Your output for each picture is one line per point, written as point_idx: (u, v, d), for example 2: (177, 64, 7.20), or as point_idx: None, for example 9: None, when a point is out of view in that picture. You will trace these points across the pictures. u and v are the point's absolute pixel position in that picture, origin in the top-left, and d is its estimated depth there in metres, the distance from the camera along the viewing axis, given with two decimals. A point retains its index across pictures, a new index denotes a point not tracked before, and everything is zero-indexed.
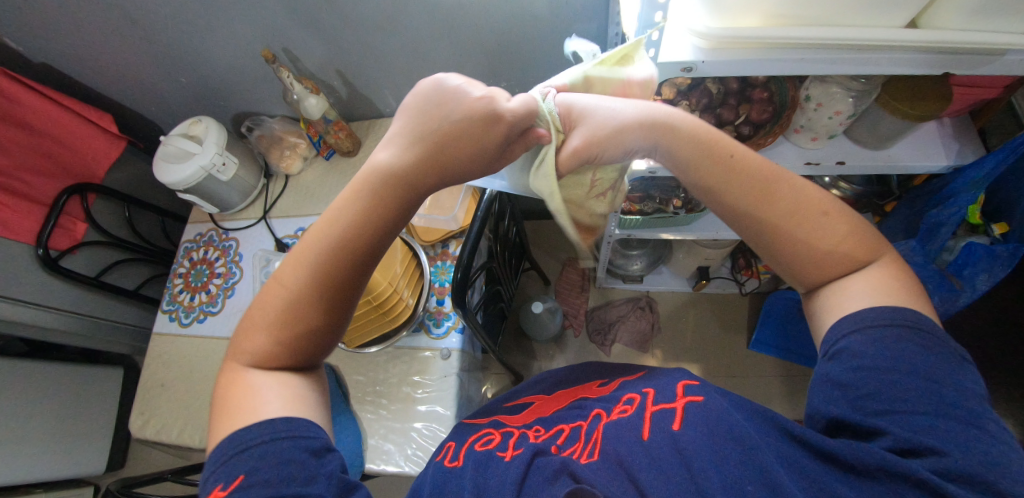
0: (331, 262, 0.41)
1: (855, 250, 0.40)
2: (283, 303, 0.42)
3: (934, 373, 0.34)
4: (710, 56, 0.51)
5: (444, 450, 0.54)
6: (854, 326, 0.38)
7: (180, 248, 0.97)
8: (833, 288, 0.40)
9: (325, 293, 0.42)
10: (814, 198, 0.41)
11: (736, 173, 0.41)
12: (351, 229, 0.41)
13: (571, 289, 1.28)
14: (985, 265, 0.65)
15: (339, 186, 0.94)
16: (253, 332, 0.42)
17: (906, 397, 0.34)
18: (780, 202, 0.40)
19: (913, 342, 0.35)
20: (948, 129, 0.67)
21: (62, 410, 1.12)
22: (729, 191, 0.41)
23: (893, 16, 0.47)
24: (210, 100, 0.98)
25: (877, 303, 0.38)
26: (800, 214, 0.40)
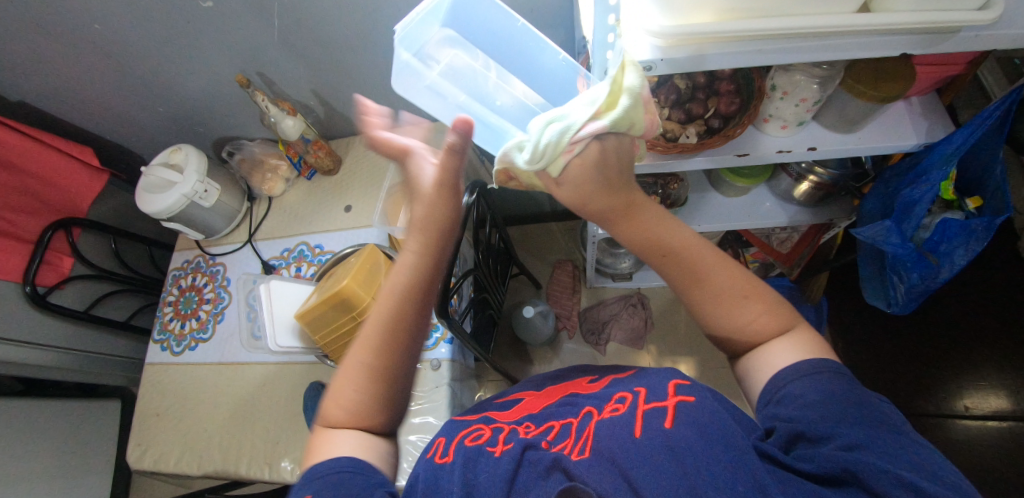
0: (392, 332, 0.48)
1: (771, 327, 0.43)
2: (357, 374, 0.47)
3: (862, 398, 0.38)
4: (667, 53, 0.52)
5: (433, 445, 0.53)
6: (796, 370, 0.41)
7: (168, 277, 0.98)
8: (756, 354, 0.44)
9: (390, 358, 0.47)
10: (740, 282, 0.44)
11: (667, 248, 0.45)
12: (401, 299, 0.48)
13: (562, 291, 1.28)
14: (962, 239, 0.65)
15: (321, 204, 0.95)
16: (331, 405, 0.47)
17: (849, 416, 0.37)
18: (709, 286, 0.44)
19: (842, 379, 0.39)
20: (916, 108, 0.67)
21: (61, 446, 1.12)
22: (666, 272, 0.46)
23: (844, 1, 0.48)
24: (189, 127, 0.99)
25: (799, 361, 0.41)
26: (725, 296, 0.44)
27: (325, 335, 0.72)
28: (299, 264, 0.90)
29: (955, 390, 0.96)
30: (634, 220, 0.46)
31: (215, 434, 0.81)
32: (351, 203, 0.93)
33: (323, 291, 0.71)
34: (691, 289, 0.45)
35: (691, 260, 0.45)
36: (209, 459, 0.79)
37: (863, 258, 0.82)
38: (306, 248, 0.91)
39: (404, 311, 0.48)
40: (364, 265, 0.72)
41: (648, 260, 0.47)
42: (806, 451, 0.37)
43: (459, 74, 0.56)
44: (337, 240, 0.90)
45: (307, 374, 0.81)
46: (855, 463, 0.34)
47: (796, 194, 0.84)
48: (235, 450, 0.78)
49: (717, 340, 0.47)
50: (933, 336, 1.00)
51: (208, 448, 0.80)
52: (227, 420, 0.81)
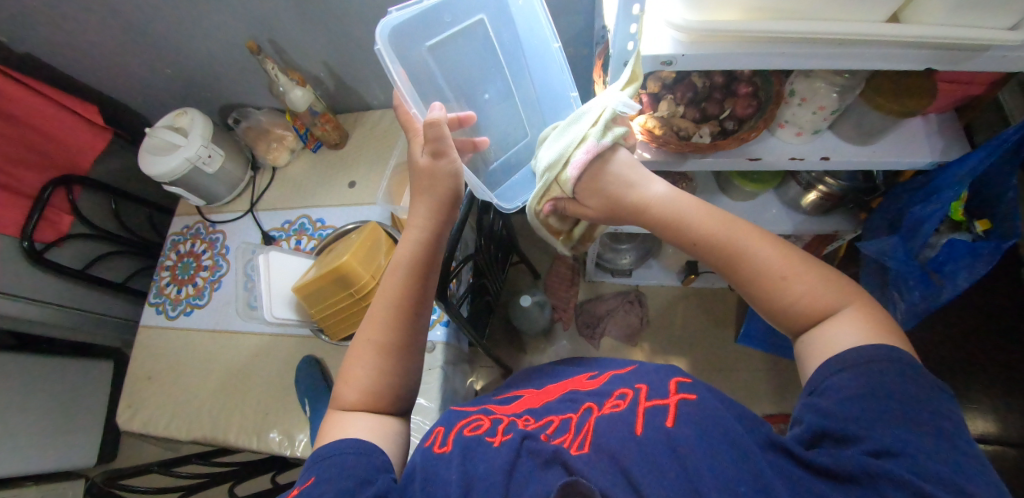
0: (395, 318, 0.53)
1: (822, 302, 0.41)
2: (367, 359, 0.52)
3: (911, 397, 0.34)
4: (689, 49, 0.51)
5: (433, 435, 0.53)
6: (839, 362, 0.38)
7: (168, 241, 0.97)
8: (809, 335, 0.42)
9: (399, 343, 0.52)
10: (784, 258, 0.43)
11: (700, 230, 0.47)
12: (401, 289, 0.53)
13: (561, 282, 1.27)
14: (967, 261, 0.65)
15: (325, 179, 0.94)
16: (343, 389, 0.52)
17: (886, 417, 0.34)
18: (750, 265, 0.44)
19: (894, 374, 0.35)
20: (933, 125, 0.67)
21: (51, 403, 1.13)
22: (704, 254, 0.47)
23: (875, 10, 0.47)
24: (195, 91, 0.97)
25: (868, 341, 0.38)
26: (766, 274, 0.43)
27: (321, 309, 0.72)
28: (299, 237, 0.89)
29: None
30: (646, 204, 0.50)
31: (206, 401, 0.81)
32: (355, 179, 0.92)
33: (322, 266, 0.71)
34: (740, 263, 0.45)
35: (741, 237, 0.45)
36: (199, 425, 0.79)
37: (864, 272, 0.82)
38: (307, 221, 0.90)
39: (405, 297, 0.53)
40: (363, 243, 0.71)
41: (681, 247, 0.49)
42: (829, 451, 0.35)
43: (458, 56, 0.59)
44: (339, 216, 0.89)
45: (301, 347, 0.81)
46: (881, 470, 0.32)
47: (803, 203, 0.84)
48: (226, 417, 0.79)
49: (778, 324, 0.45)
50: (925, 354, 1.01)
51: (199, 414, 0.80)
52: (220, 387, 0.81)
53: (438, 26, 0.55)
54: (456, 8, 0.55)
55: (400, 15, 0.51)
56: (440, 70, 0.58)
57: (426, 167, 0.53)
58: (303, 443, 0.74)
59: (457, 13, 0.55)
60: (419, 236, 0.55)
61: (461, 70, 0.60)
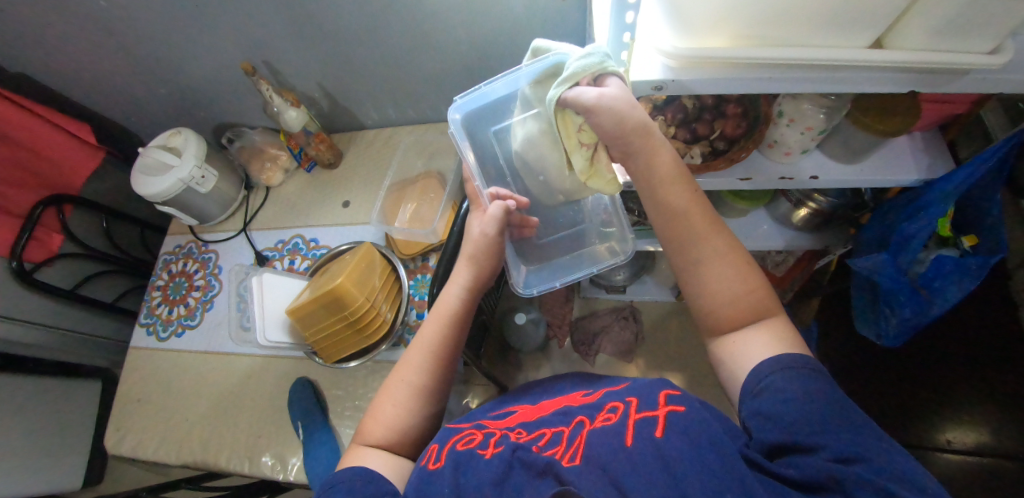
0: (431, 366, 0.56)
1: (746, 301, 0.46)
2: (398, 399, 0.54)
3: (837, 402, 0.38)
4: (679, 74, 0.51)
5: (427, 453, 0.50)
6: (774, 363, 0.41)
7: (159, 260, 0.96)
8: (728, 339, 0.47)
9: (429, 388, 0.55)
10: (724, 251, 0.48)
11: (674, 202, 0.50)
12: (438, 339, 0.57)
13: (556, 299, 1.24)
14: (956, 277, 0.67)
15: (319, 197, 0.94)
16: (372, 424, 0.54)
17: (827, 420, 0.37)
18: (693, 250, 0.49)
19: (820, 381, 0.40)
20: (918, 143, 0.68)
21: (36, 425, 1.10)
22: (662, 222, 0.51)
23: (857, 36, 0.48)
24: (190, 111, 0.98)
25: (780, 353, 0.42)
26: (707, 262, 0.48)
27: (315, 333, 0.71)
28: (293, 257, 0.89)
29: (935, 422, 0.98)
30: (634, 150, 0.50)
31: (196, 424, 0.79)
32: (349, 199, 0.92)
33: (316, 288, 0.71)
34: (692, 235, 0.49)
35: (700, 210, 0.50)
36: (189, 449, 0.78)
37: (856, 289, 0.83)
38: (301, 241, 0.90)
39: (440, 348, 0.57)
40: (360, 263, 0.72)
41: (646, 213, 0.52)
42: (794, 458, 0.36)
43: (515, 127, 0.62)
44: (334, 235, 0.89)
45: (295, 368, 0.80)
46: (845, 475, 0.34)
47: (794, 219, 0.85)
48: (215, 441, 0.77)
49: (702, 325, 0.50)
50: (918, 367, 1.01)
51: (188, 437, 0.79)
52: (210, 410, 0.80)
53: (496, 109, 0.61)
54: (511, 95, 0.59)
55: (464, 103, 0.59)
56: (496, 139, 0.65)
57: (479, 239, 0.59)
58: (295, 466, 0.73)
59: (507, 93, 0.60)
60: (458, 293, 0.59)
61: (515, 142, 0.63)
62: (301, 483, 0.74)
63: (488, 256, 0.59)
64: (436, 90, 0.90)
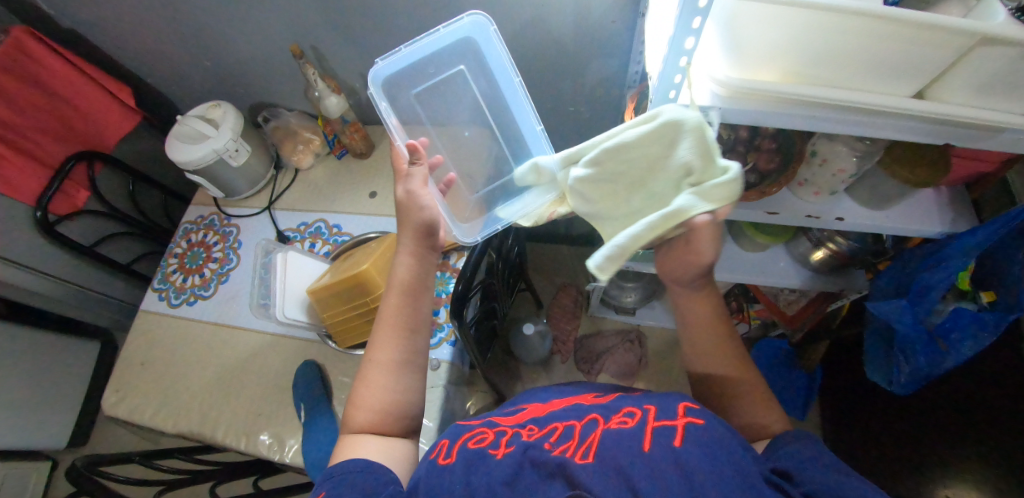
0: (396, 338, 0.54)
1: (780, 429, 0.49)
2: (375, 380, 0.53)
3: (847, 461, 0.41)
4: (726, 103, 0.53)
5: (437, 448, 0.51)
6: (794, 436, 0.44)
7: (180, 228, 0.97)
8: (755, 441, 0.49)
9: (402, 361, 0.54)
10: (761, 382, 0.52)
11: (699, 323, 0.54)
12: (398, 310, 0.55)
13: (563, 314, 1.28)
14: (973, 332, 0.68)
15: (347, 184, 0.95)
16: (354, 411, 0.52)
17: (840, 469, 0.40)
18: (743, 373, 0.52)
19: (829, 445, 0.43)
20: (943, 197, 0.70)
21: (29, 381, 1.09)
22: (692, 339, 0.55)
23: (901, 85, 0.50)
24: (231, 87, 1.00)
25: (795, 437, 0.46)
26: (752, 387, 0.51)
27: (333, 315, 0.71)
28: (314, 240, 0.90)
29: (936, 481, 0.97)
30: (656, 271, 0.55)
31: (197, 395, 0.79)
32: (376, 190, 0.93)
33: (338, 272, 0.71)
34: (715, 342, 0.53)
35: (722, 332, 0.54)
36: (187, 419, 0.77)
37: (870, 336, 0.84)
38: (324, 225, 0.91)
39: (399, 321, 0.55)
40: (383, 251, 0.72)
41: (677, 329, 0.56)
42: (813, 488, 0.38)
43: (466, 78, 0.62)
44: (357, 223, 0.90)
45: (303, 350, 0.80)
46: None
47: (812, 260, 0.86)
48: (215, 414, 0.76)
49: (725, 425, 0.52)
50: (920, 423, 1.01)
51: (187, 408, 0.78)
52: (213, 382, 0.79)
53: (424, 74, 0.64)
54: (441, 60, 0.63)
55: (384, 66, 0.60)
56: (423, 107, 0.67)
57: (404, 199, 0.56)
58: (293, 449, 0.72)
59: (441, 64, 0.64)
60: (407, 263, 0.57)
61: (445, 104, 0.67)
62: (297, 467, 0.72)
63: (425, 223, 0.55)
64: None
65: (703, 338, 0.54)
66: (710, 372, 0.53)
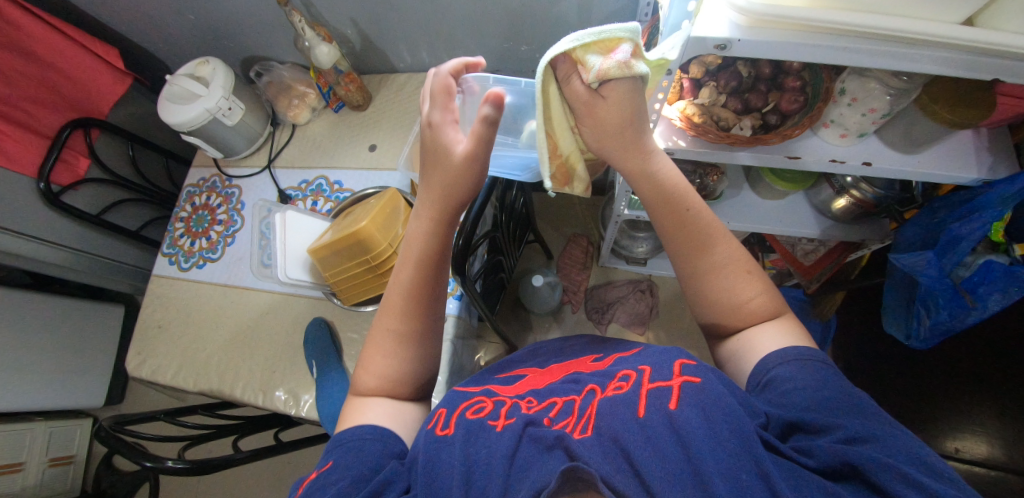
0: (410, 309, 0.53)
1: (761, 309, 0.48)
2: (386, 350, 0.53)
3: (844, 393, 0.41)
4: (746, 34, 0.47)
5: (433, 417, 0.50)
6: (782, 357, 0.44)
7: (182, 192, 0.96)
8: (740, 338, 0.48)
9: (413, 334, 0.53)
10: (737, 259, 0.49)
11: (688, 210, 0.49)
12: (414, 279, 0.53)
13: (573, 265, 1.28)
14: (1001, 285, 0.63)
15: (346, 138, 0.92)
16: (365, 376, 0.53)
17: (832, 404, 0.40)
18: (711, 256, 0.49)
19: (824, 370, 0.43)
20: (984, 140, 0.64)
21: (59, 342, 1.14)
22: (675, 231, 0.50)
23: (949, 10, 0.44)
24: (218, 41, 0.95)
25: (792, 344, 0.45)
26: (721, 270, 0.48)
27: (335, 275, 0.72)
28: (316, 198, 0.88)
29: (944, 427, 0.98)
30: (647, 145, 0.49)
31: (214, 355, 0.81)
32: (376, 143, 0.90)
33: (338, 230, 0.70)
34: (699, 222, 0.49)
35: (706, 215, 0.50)
36: (207, 378, 0.80)
37: (889, 286, 0.81)
38: (325, 183, 0.89)
39: (416, 289, 0.53)
40: (382, 207, 0.70)
41: (654, 213, 0.50)
42: (805, 444, 0.38)
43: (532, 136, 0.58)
44: (358, 179, 0.88)
45: (311, 309, 0.81)
46: (861, 458, 0.35)
47: (833, 207, 0.81)
48: (233, 373, 0.79)
49: (705, 324, 0.52)
50: (931, 368, 1.01)
51: (206, 368, 0.81)
52: (229, 342, 0.82)
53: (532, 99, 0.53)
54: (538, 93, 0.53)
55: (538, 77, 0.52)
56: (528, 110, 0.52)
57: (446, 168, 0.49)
58: (309, 403, 0.75)
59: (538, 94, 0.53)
60: (425, 228, 0.53)
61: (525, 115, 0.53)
62: (313, 419, 0.75)
63: (462, 182, 0.50)
64: (473, 36, 0.86)
65: (696, 219, 0.49)
66: (678, 267, 0.51)
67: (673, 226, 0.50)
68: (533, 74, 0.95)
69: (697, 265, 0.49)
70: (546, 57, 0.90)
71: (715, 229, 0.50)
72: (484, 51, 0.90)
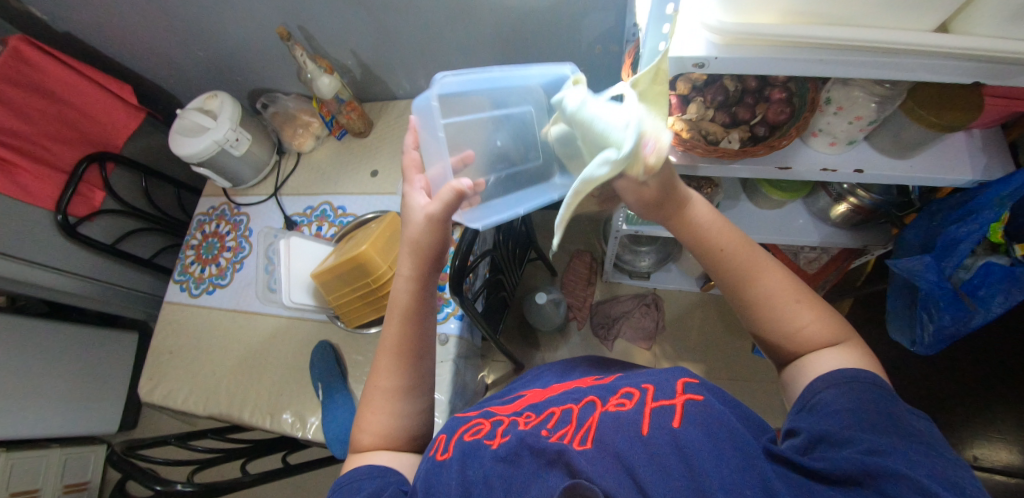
0: (400, 366, 0.54)
1: (820, 337, 0.44)
2: (379, 406, 0.53)
3: (885, 408, 0.37)
4: (723, 51, 0.49)
5: (434, 444, 0.51)
6: (827, 381, 0.40)
7: (193, 220, 1.00)
8: (797, 364, 0.44)
9: (405, 388, 0.54)
10: (788, 287, 0.45)
11: (731, 252, 0.46)
12: (402, 338, 0.54)
13: (577, 281, 1.28)
14: (1003, 287, 0.63)
15: (348, 164, 0.95)
16: (360, 433, 0.53)
17: (872, 425, 0.36)
18: (755, 290, 0.45)
19: (872, 390, 0.38)
20: (977, 141, 0.64)
21: (74, 370, 1.17)
22: (720, 271, 0.47)
23: (922, 19, 0.45)
24: (227, 75, 0.99)
25: (850, 365, 0.41)
26: (773, 301, 0.45)
27: (337, 297, 0.73)
28: (320, 223, 0.91)
29: (962, 438, 0.94)
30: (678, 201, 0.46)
31: (222, 379, 0.83)
32: (377, 169, 0.93)
33: (340, 254, 0.72)
34: (751, 258, 0.46)
35: (753, 249, 0.47)
36: (215, 401, 0.81)
37: (893, 292, 0.80)
38: (329, 208, 0.92)
39: (405, 344, 0.54)
40: (383, 233, 0.72)
41: (702, 258, 0.48)
42: (827, 453, 0.35)
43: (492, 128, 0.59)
44: (361, 204, 0.90)
45: (316, 332, 0.82)
46: (882, 466, 0.33)
47: (833, 215, 0.81)
48: (240, 396, 0.80)
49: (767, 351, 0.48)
50: (945, 376, 0.99)
51: (214, 391, 0.82)
52: (236, 365, 0.83)
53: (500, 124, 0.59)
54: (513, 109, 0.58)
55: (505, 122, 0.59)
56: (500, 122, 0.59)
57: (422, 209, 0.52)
58: (314, 425, 0.76)
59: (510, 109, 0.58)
60: (408, 286, 0.54)
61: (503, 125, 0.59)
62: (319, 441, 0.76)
63: (429, 236, 0.51)
64: (468, 62, 0.89)
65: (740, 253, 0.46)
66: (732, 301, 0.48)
67: (723, 271, 0.47)
68: None
69: (750, 297, 0.46)
70: None
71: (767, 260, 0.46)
72: None
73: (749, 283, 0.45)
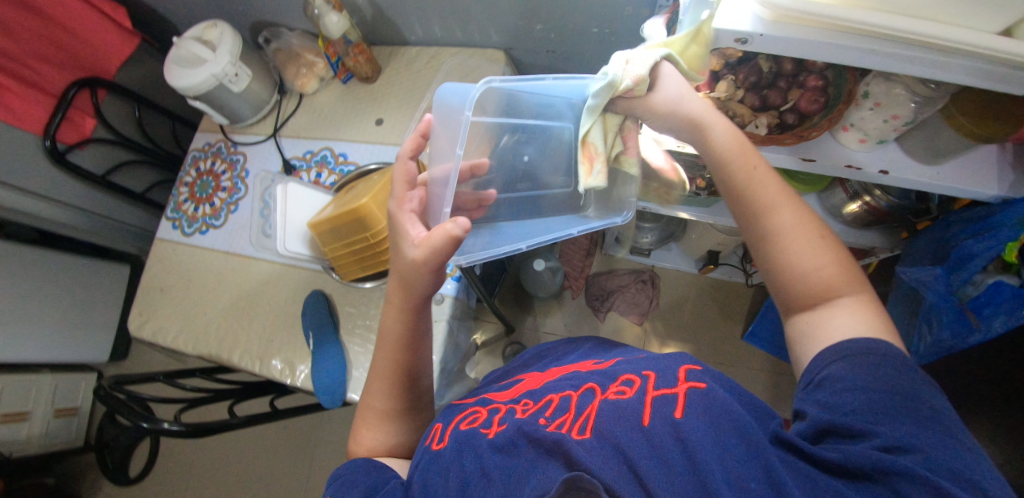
0: (391, 389, 0.55)
1: (834, 282, 0.42)
2: (372, 424, 0.54)
3: (906, 391, 0.35)
4: (770, 28, 0.45)
5: (432, 433, 0.52)
6: (835, 353, 0.39)
7: (188, 156, 0.96)
8: (806, 317, 0.43)
9: (396, 410, 0.55)
10: (805, 225, 0.45)
11: (748, 184, 0.47)
12: (393, 365, 0.55)
13: (575, 252, 1.24)
14: (1009, 309, 0.62)
15: (352, 111, 0.91)
16: (357, 445, 0.54)
17: (883, 408, 0.34)
18: (773, 223, 0.45)
19: (886, 366, 0.36)
20: (1008, 157, 0.60)
21: (66, 298, 1.17)
22: (741, 199, 0.47)
23: (991, 17, 0.41)
24: (227, 3, 0.92)
25: (855, 333, 0.39)
26: (784, 236, 0.44)
27: (334, 248, 0.72)
28: (320, 169, 0.88)
29: None
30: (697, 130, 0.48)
31: (214, 321, 0.83)
32: (383, 117, 0.89)
33: (340, 205, 0.70)
34: (767, 186, 0.47)
35: (774, 185, 0.47)
36: (206, 343, 0.81)
37: (896, 299, 0.82)
38: (329, 154, 0.88)
39: (397, 369, 0.55)
40: (386, 184, 0.69)
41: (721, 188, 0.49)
42: (840, 445, 0.34)
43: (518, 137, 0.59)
44: (363, 153, 0.87)
45: (311, 282, 0.82)
46: (897, 467, 0.31)
47: (844, 213, 0.78)
48: (231, 340, 0.81)
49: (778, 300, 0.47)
50: None
51: (206, 333, 0.82)
52: (228, 309, 0.83)
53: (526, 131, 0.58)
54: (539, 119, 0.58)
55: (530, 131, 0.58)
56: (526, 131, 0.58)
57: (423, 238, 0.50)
58: (303, 374, 0.76)
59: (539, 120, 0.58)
60: (398, 317, 0.55)
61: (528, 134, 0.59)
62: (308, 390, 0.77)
63: (419, 276, 0.51)
64: (486, 12, 0.83)
65: (759, 188, 0.46)
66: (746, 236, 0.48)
67: (739, 201, 0.48)
68: (546, 54, 0.93)
69: (760, 229, 0.46)
70: (561, 38, 0.87)
71: (788, 197, 0.46)
72: (499, 29, 0.87)
73: (761, 216, 0.46)
